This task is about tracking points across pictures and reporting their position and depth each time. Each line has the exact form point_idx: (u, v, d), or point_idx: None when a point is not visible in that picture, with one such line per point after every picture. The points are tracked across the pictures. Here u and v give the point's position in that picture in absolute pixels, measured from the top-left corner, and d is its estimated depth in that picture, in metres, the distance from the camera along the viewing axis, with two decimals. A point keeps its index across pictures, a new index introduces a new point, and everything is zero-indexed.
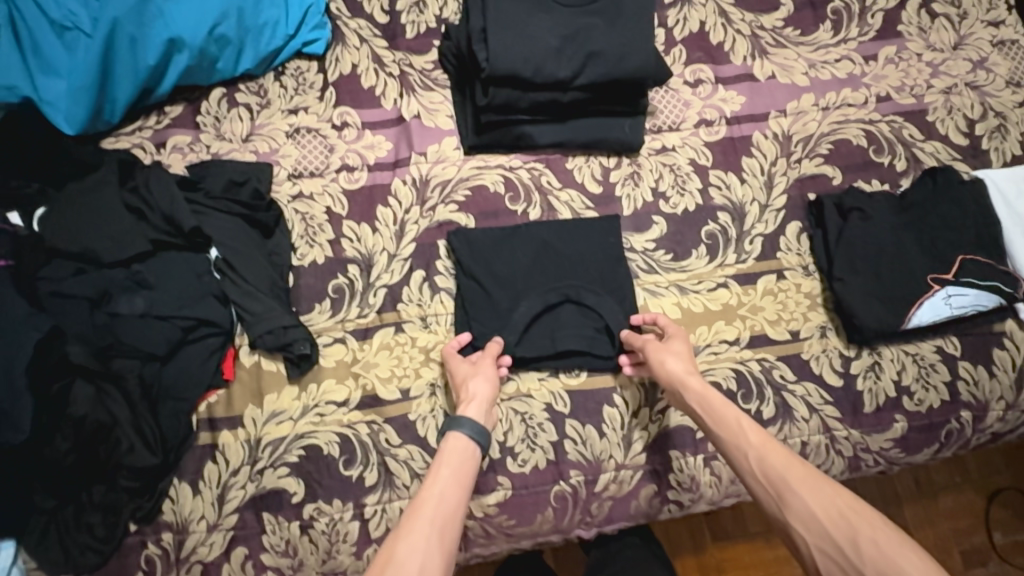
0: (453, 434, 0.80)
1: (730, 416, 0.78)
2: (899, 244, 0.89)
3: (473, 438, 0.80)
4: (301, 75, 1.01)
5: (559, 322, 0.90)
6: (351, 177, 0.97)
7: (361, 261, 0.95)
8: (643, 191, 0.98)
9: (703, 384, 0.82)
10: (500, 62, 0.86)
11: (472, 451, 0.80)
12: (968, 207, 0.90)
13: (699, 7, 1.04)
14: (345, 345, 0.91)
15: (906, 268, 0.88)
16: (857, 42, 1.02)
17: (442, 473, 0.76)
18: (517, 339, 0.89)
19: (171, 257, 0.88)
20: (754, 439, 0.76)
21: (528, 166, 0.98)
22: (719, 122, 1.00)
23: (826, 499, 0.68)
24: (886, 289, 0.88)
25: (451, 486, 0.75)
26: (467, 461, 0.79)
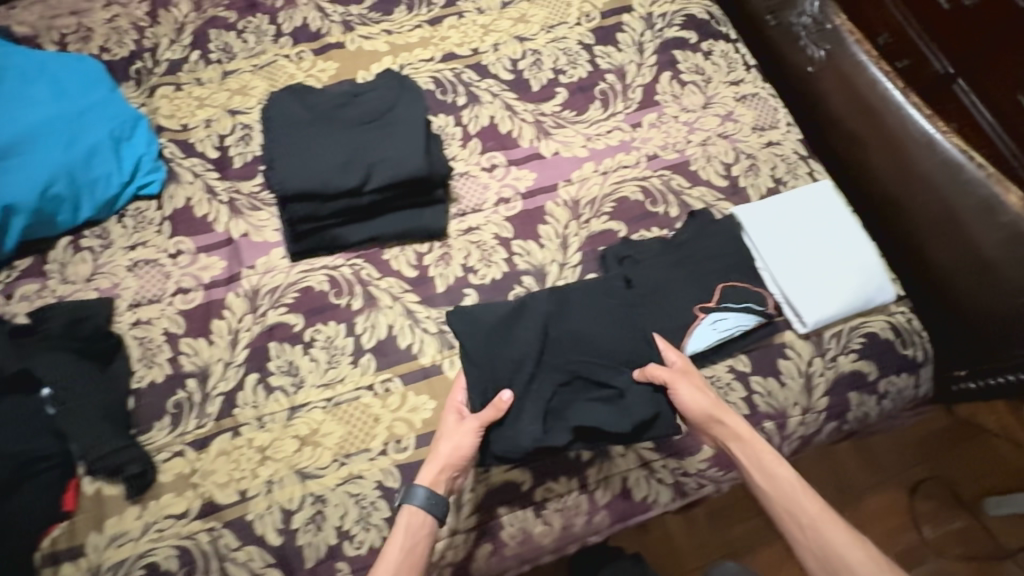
0: (411, 508, 0.86)
1: (791, 492, 0.86)
2: (667, 283, 1.02)
3: (428, 512, 0.86)
4: (141, 214, 1.13)
5: (571, 395, 0.95)
6: (186, 297, 1.06)
7: (198, 373, 1.02)
8: (454, 268, 1.09)
9: (752, 445, 0.90)
10: (289, 185, 0.98)
11: (428, 523, 0.86)
12: (724, 241, 1.05)
13: (487, 105, 1.21)
14: (184, 457, 0.96)
15: (678, 301, 1.00)
16: (624, 114, 1.20)
17: (397, 545, 0.85)
18: (535, 434, 0.90)
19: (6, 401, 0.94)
20: (808, 503, 0.85)
21: (350, 262, 1.09)
22: (515, 199, 1.14)
23: (876, 568, 0.79)
24: (664, 321, 0.99)
25: (403, 563, 0.83)
26: (422, 533, 0.86)
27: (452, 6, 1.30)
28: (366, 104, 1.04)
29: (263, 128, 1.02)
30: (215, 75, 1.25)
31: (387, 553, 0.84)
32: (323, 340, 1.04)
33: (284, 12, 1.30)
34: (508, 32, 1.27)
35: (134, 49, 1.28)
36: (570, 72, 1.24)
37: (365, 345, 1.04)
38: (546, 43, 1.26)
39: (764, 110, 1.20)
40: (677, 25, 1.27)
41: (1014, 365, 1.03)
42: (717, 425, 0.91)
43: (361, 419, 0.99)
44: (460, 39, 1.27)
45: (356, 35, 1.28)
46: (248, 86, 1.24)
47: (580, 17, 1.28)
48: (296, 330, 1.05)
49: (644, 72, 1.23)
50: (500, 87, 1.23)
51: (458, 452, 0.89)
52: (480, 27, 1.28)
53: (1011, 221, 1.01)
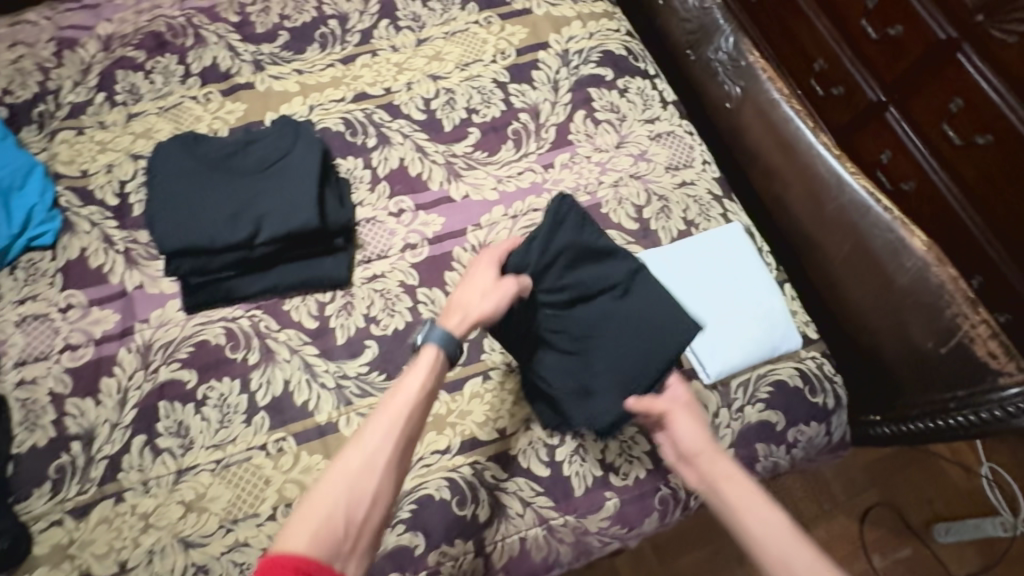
0: (428, 345, 0.85)
1: (785, 537, 0.74)
2: (576, 329, 0.97)
3: (444, 352, 0.85)
4: (33, 266, 1.09)
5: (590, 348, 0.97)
6: (74, 354, 1.03)
7: (83, 436, 0.98)
8: (356, 318, 1.06)
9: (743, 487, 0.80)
10: (171, 241, 0.97)
11: (443, 366, 0.85)
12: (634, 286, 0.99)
13: (397, 146, 1.19)
14: (62, 527, 0.92)
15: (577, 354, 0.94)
16: (536, 155, 1.17)
17: (410, 381, 0.82)
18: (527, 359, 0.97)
19: None
20: (807, 559, 0.71)
21: (249, 313, 1.05)
22: (422, 244, 1.11)
23: None
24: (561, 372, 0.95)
25: (413, 388, 0.81)
26: (435, 373, 0.84)
27: (366, 44, 1.28)
28: (260, 154, 1.04)
29: (148, 179, 1.01)
30: (120, 118, 1.21)
31: (402, 385, 0.82)
32: (216, 398, 1.00)
33: (194, 52, 1.27)
34: (422, 70, 1.25)
35: (38, 90, 1.24)
36: (483, 111, 1.21)
37: (259, 402, 1.00)
38: (460, 81, 1.24)
39: (678, 148, 1.18)
40: (593, 62, 1.25)
41: (925, 412, 0.98)
42: (706, 460, 0.84)
43: (251, 481, 0.95)
44: (373, 78, 1.24)
45: (266, 74, 1.25)
46: (153, 129, 1.20)
47: (496, 55, 1.26)
48: (189, 387, 1.01)
49: (558, 111, 1.21)
50: (411, 128, 1.20)
51: (484, 309, 0.89)
52: (394, 65, 1.26)
53: (915, 266, 0.98)
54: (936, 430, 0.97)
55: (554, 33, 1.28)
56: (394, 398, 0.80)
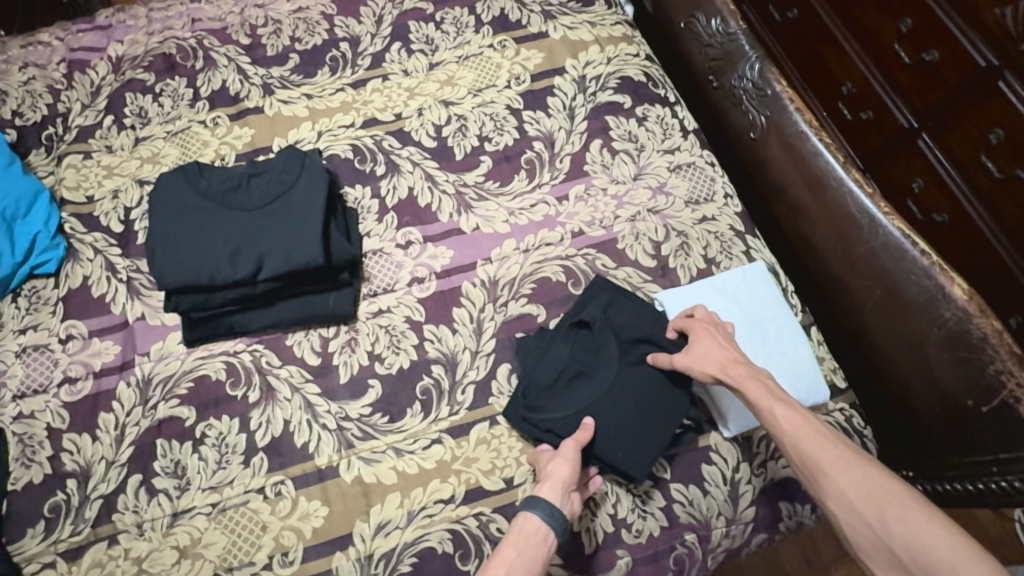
0: (525, 512, 0.83)
1: (764, 408, 0.84)
2: (604, 377, 0.94)
3: (544, 519, 0.82)
4: (36, 294, 1.07)
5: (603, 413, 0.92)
6: (73, 388, 1.00)
7: (79, 473, 0.95)
8: (360, 355, 1.02)
9: (764, 391, 0.84)
10: (168, 277, 0.95)
11: (544, 531, 0.82)
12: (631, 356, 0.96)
13: (407, 175, 1.15)
14: (55, 569, 0.90)
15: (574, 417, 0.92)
16: (550, 186, 1.13)
17: (511, 543, 0.81)
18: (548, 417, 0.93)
19: None
20: (789, 417, 0.82)
21: (251, 348, 1.02)
22: (429, 278, 1.07)
23: (854, 474, 0.76)
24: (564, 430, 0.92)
25: (517, 563, 0.78)
26: (535, 541, 0.81)
27: (377, 68, 1.25)
28: (263, 188, 1.01)
29: (150, 213, 1.01)
30: (127, 142, 1.20)
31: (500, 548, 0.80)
32: (214, 437, 0.97)
33: (203, 75, 1.25)
34: (433, 96, 1.22)
35: (47, 113, 1.22)
36: (496, 139, 1.17)
37: (257, 443, 0.97)
38: (473, 107, 1.20)
39: (699, 181, 1.13)
40: (611, 89, 1.21)
41: (961, 475, 0.92)
42: (725, 362, 0.89)
43: (247, 526, 0.91)
44: (383, 103, 1.21)
45: (275, 99, 1.22)
46: (160, 153, 1.19)
47: (510, 80, 1.22)
48: (188, 425, 0.98)
49: (573, 140, 1.17)
50: (421, 155, 1.17)
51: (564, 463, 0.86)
52: (405, 90, 1.22)
53: (955, 316, 0.91)
54: (972, 494, 0.90)
55: (570, 58, 1.24)
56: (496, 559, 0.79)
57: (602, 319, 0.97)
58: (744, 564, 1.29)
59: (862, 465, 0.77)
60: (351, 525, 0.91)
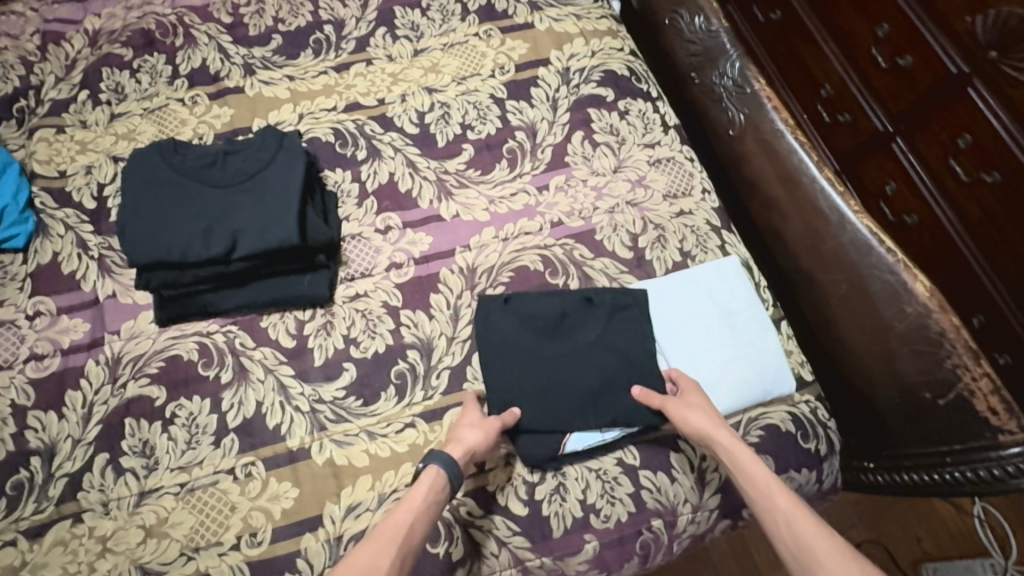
0: (433, 468, 0.85)
1: (759, 486, 0.82)
2: (569, 344, 0.97)
3: (451, 480, 0.86)
4: (4, 268, 1.05)
5: (533, 368, 0.95)
6: (40, 364, 0.99)
7: (43, 451, 0.94)
8: (335, 338, 1.02)
9: (756, 463, 0.85)
10: (139, 253, 0.94)
11: (447, 488, 0.86)
12: (606, 345, 0.97)
13: (388, 160, 1.15)
14: (16, 547, 0.88)
15: (516, 356, 0.96)
16: (531, 175, 1.14)
17: (415, 499, 0.83)
18: (496, 344, 0.98)
19: None
20: (782, 500, 0.80)
21: (224, 329, 1.02)
22: (408, 264, 1.07)
23: (850, 566, 0.72)
24: (499, 356, 0.97)
25: (421, 515, 0.82)
26: (440, 496, 0.85)
27: (361, 52, 1.24)
28: (239, 166, 1.00)
29: (121, 188, 0.99)
30: (102, 117, 1.18)
31: (405, 503, 0.82)
32: (184, 417, 0.96)
33: (183, 52, 1.23)
34: (417, 82, 1.21)
35: (19, 85, 1.19)
36: (478, 127, 1.18)
37: (228, 424, 0.96)
38: (457, 95, 1.20)
39: (678, 175, 1.15)
40: (594, 81, 1.22)
41: (919, 465, 0.94)
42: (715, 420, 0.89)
43: (215, 507, 0.91)
44: (366, 88, 1.21)
45: (257, 79, 1.21)
46: (136, 130, 1.17)
47: (494, 69, 1.23)
48: (158, 404, 0.97)
49: (556, 131, 1.18)
50: (403, 141, 1.17)
51: (483, 442, 0.89)
52: (389, 76, 1.22)
53: (915, 312, 0.94)
54: (930, 483, 0.92)
55: (555, 49, 1.25)
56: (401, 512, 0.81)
57: (604, 319, 0.98)
58: (713, 553, 1.32)
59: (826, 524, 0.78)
60: (322, 506, 0.91)
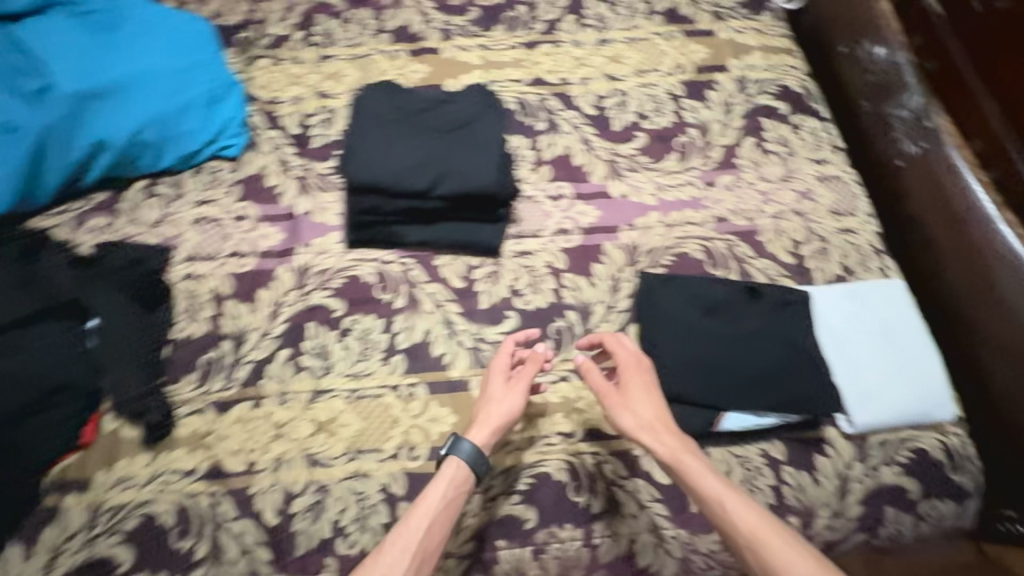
0: (453, 458, 0.88)
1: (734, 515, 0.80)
2: (733, 328, 1.00)
3: (473, 469, 0.87)
4: (215, 173, 1.17)
5: (698, 344, 0.99)
6: (239, 261, 1.09)
7: (234, 337, 1.03)
8: (501, 287, 1.09)
9: (716, 481, 0.83)
10: (357, 174, 1.03)
11: (470, 478, 0.88)
12: (771, 336, 0.99)
13: (565, 135, 1.22)
14: (203, 416, 0.97)
15: (682, 331, 1.00)
16: (700, 170, 1.18)
17: (437, 492, 0.85)
18: (661, 317, 1.02)
19: (55, 324, 0.97)
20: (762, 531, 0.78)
21: (402, 260, 1.10)
22: (575, 232, 1.13)
23: None
24: (664, 329, 1.01)
25: (441, 512, 0.84)
26: (462, 488, 0.86)
27: (550, 34, 1.32)
28: (449, 113, 1.07)
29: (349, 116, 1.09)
30: (314, 57, 1.30)
31: (427, 498, 0.84)
32: (359, 331, 1.04)
33: (389, 11, 1.35)
34: (599, 69, 1.29)
35: (246, 18, 1.33)
36: (653, 118, 1.23)
37: (398, 345, 1.04)
38: (636, 86, 1.27)
39: (844, 194, 1.17)
40: (769, 94, 1.26)
41: None
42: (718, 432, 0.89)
43: (380, 417, 0.98)
44: (552, 67, 1.29)
45: (453, 44, 1.31)
46: (341, 73, 1.28)
47: (673, 68, 1.29)
48: (336, 315, 1.06)
49: (727, 133, 1.22)
50: (581, 120, 1.23)
51: (508, 416, 0.92)
52: (574, 59, 1.30)
53: None
54: None
55: (733, 59, 1.30)
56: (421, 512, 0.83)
57: (769, 312, 1.02)
58: None
59: (792, 541, 0.78)
60: None
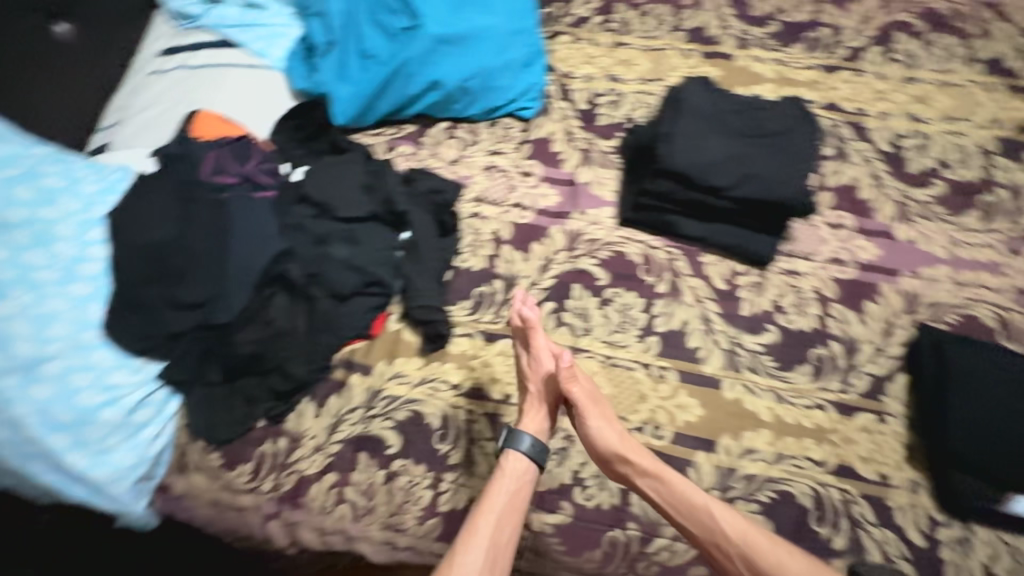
0: (513, 451, 0.93)
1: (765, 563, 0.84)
2: None
3: (533, 459, 0.93)
4: (508, 130, 1.27)
5: (1001, 415, 0.91)
6: (521, 213, 1.18)
7: (505, 278, 1.13)
8: (765, 300, 1.08)
9: (738, 516, 0.87)
10: (668, 159, 1.05)
11: (532, 470, 0.93)
12: None
13: (853, 166, 1.18)
14: (472, 340, 1.08)
15: (981, 395, 0.92)
16: (1003, 235, 1.10)
17: (504, 486, 0.91)
18: (959, 374, 0.95)
19: (379, 228, 1.08)
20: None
21: (668, 249, 1.13)
22: (851, 265, 1.10)
23: None
24: (961, 388, 0.94)
25: (506, 509, 0.89)
26: (524, 478, 0.92)
27: (852, 62, 1.29)
28: (764, 120, 1.07)
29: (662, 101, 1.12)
30: (609, 42, 1.37)
31: (494, 491, 0.90)
32: (620, 303, 1.09)
33: (688, 10, 1.38)
34: (902, 107, 1.23)
35: None
36: (956, 169, 1.16)
37: (655, 327, 1.07)
38: (942, 132, 1.20)
39: None
40: None
41: None
42: (634, 448, 0.92)
43: (629, 389, 1.03)
44: (849, 95, 1.25)
45: (748, 53, 1.32)
46: (633, 61, 1.34)
47: (987, 122, 1.20)
48: (600, 284, 1.11)
49: None
50: (874, 154, 1.19)
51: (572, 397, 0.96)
52: (874, 92, 1.25)
53: None
54: None
55: None
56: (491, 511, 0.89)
57: None
58: None
59: (778, 543, 0.86)
60: (718, 435, 0.98)
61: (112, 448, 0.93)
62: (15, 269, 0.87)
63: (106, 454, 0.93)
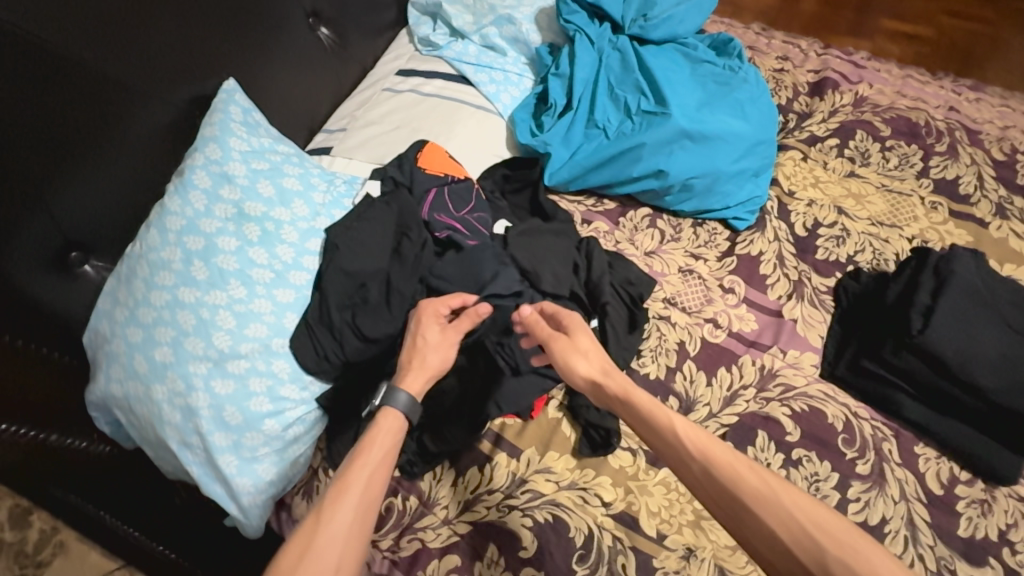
0: (390, 409, 0.81)
1: (723, 479, 0.68)
2: None
3: (409, 416, 0.82)
4: (713, 234, 1.19)
5: None
6: (713, 331, 1.08)
7: (683, 399, 1.01)
8: (989, 524, 0.91)
9: (695, 428, 0.72)
10: (929, 333, 0.94)
11: (404, 427, 0.81)
12: None
13: None
14: (633, 458, 0.98)
15: None
16: None
17: (378, 446, 0.77)
18: None
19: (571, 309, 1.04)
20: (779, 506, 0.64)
21: (876, 424, 0.98)
22: None
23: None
24: None
25: (376, 471, 0.75)
26: (399, 439, 0.80)
27: None
28: None
29: (920, 267, 1.03)
30: (841, 169, 1.26)
31: (365, 451, 0.76)
32: (809, 471, 0.95)
33: (941, 158, 1.25)
34: None
35: (785, 105, 1.36)
36: None
37: (848, 512, 0.91)
38: None
39: None
40: None
41: None
42: (607, 376, 0.81)
43: None
44: None
45: (1006, 224, 1.17)
46: (867, 197, 1.22)
47: None
48: (789, 439, 0.97)
49: None
50: None
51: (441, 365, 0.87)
52: None
53: None
54: None
55: None
56: (363, 471, 0.74)
57: None
58: None
59: (736, 453, 0.70)
60: None
61: (258, 457, 0.88)
62: (240, 262, 0.89)
63: (253, 463, 0.88)
